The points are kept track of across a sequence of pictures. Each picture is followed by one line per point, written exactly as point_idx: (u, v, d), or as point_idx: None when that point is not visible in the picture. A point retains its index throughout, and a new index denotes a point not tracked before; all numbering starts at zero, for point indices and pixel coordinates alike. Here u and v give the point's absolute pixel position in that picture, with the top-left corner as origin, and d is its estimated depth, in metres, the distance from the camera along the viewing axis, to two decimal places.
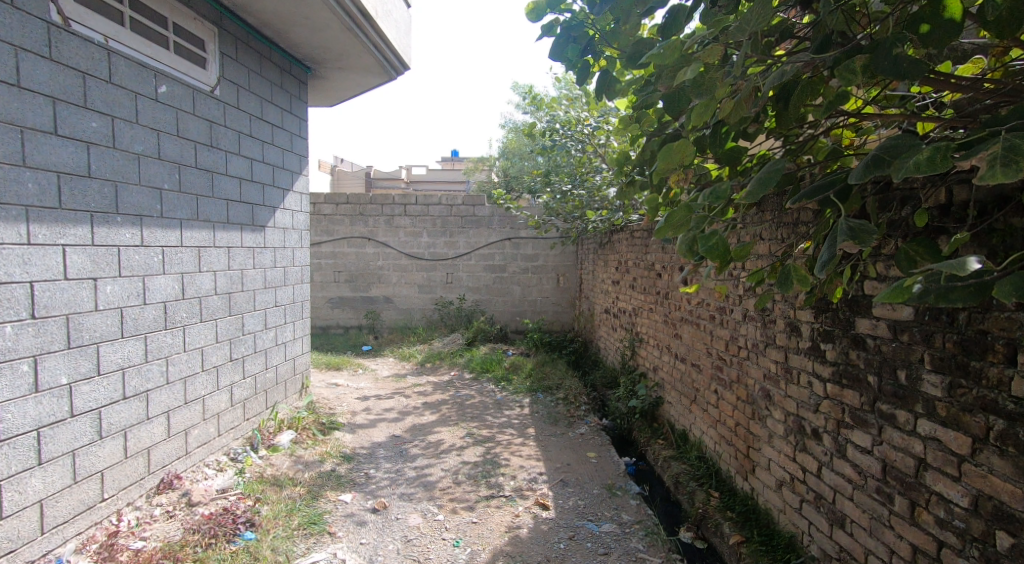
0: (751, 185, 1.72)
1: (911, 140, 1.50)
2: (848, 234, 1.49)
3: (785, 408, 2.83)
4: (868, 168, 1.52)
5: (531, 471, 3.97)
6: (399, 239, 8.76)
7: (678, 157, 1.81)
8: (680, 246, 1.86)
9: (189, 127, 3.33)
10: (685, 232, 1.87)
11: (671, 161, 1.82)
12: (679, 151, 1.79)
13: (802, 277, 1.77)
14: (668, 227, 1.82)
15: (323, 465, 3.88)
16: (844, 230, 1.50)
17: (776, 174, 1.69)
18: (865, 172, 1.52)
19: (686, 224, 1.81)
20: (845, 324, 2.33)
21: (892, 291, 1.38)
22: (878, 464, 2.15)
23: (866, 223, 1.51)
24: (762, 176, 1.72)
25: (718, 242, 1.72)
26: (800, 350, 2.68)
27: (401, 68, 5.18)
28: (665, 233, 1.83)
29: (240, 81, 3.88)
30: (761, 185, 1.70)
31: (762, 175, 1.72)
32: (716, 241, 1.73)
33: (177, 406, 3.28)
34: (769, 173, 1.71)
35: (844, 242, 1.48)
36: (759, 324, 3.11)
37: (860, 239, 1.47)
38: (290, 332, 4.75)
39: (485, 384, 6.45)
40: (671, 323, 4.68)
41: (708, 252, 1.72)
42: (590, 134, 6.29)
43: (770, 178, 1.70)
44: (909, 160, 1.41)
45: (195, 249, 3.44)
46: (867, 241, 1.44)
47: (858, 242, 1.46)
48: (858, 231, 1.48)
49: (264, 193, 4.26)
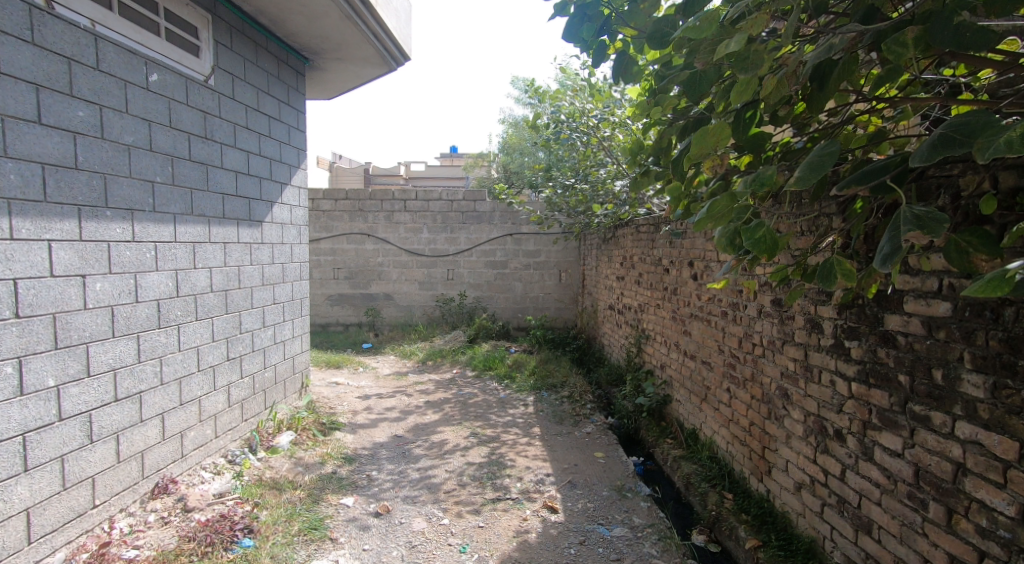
0: (799, 170, 1.61)
1: (988, 117, 1.39)
2: (915, 223, 1.39)
3: (805, 407, 2.72)
4: (936, 147, 1.40)
5: (538, 472, 3.86)
6: (399, 235, 8.64)
7: (712, 142, 1.70)
8: (719, 240, 1.74)
9: (181, 118, 3.22)
10: (724, 225, 1.75)
11: (704, 147, 1.71)
12: (714, 135, 1.69)
13: (850, 272, 1.68)
14: (709, 220, 1.70)
15: (324, 468, 3.76)
16: (911, 219, 1.40)
17: (829, 158, 1.57)
18: (933, 152, 1.40)
19: (727, 216, 1.69)
20: (872, 320, 2.22)
21: (987, 284, 1.25)
22: (910, 468, 2.04)
23: (934, 210, 1.40)
24: (811, 161, 1.61)
25: (765, 235, 1.62)
26: (821, 347, 2.57)
27: (401, 59, 5.06)
28: (705, 225, 1.71)
29: (235, 70, 3.76)
30: (812, 170, 1.58)
31: (810, 160, 1.61)
32: (763, 233, 1.62)
33: (172, 408, 3.17)
34: (820, 157, 1.59)
35: (912, 231, 1.38)
36: (776, 321, 3.00)
37: (930, 228, 1.36)
38: (288, 330, 4.63)
39: (488, 381, 6.35)
40: (679, 319, 4.57)
41: (755, 247, 1.62)
42: (594, 127, 6.16)
43: (825, 161, 1.58)
44: (996, 139, 1.30)
45: (189, 244, 3.32)
46: (940, 231, 1.34)
47: (928, 232, 1.35)
48: (926, 219, 1.38)
49: (261, 187, 4.14)
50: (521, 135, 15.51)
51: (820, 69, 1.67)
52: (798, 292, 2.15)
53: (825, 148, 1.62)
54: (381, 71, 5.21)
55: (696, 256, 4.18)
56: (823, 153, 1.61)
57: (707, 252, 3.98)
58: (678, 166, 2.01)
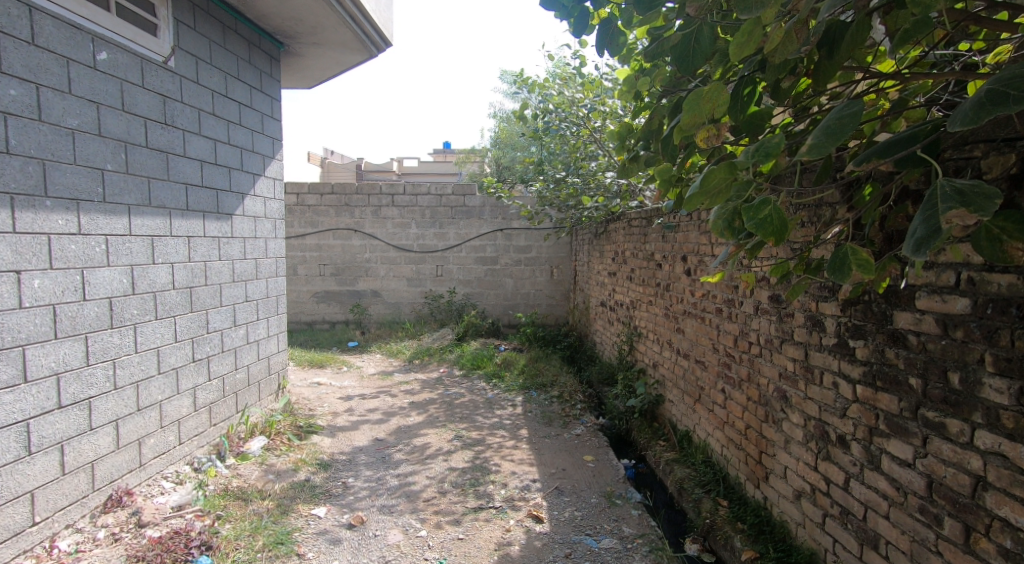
0: (814, 136, 1.41)
1: None
2: (957, 201, 1.21)
3: (805, 411, 2.53)
4: (983, 109, 1.21)
5: (524, 478, 3.67)
6: (386, 231, 8.42)
7: (707, 109, 1.54)
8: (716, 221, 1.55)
9: (136, 101, 3.02)
10: (722, 204, 1.56)
11: (699, 113, 1.54)
12: (709, 101, 1.52)
13: (867, 263, 1.50)
14: (703, 196, 1.48)
15: (297, 475, 3.55)
16: (952, 195, 1.22)
17: (851, 123, 1.37)
18: (981, 116, 1.21)
19: (725, 192, 1.49)
20: (880, 318, 2.03)
21: None
22: (922, 480, 1.84)
23: (979, 184, 1.22)
24: (827, 125, 1.42)
25: (771, 215, 1.45)
26: (823, 346, 2.38)
27: (382, 45, 4.85)
28: (698, 203, 1.49)
29: (199, 53, 3.56)
30: (828, 138, 1.39)
31: (828, 123, 1.42)
32: (767, 213, 1.45)
33: (129, 413, 2.96)
34: (838, 121, 1.40)
35: (953, 210, 1.20)
36: (773, 318, 2.82)
37: (976, 206, 1.18)
38: (263, 329, 4.42)
39: (476, 381, 6.15)
40: (672, 316, 4.38)
41: (758, 229, 1.44)
42: (584, 117, 5.95)
43: (845, 125, 1.38)
44: None
45: (146, 238, 3.10)
46: (991, 208, 1.15)
47: (976, 210, 1.17)
48: (971, 196, 1.20)
49: (230, 178, 3.92)
50: (513, 129, 15.29)
51: (829, 33, 1.51)
52: (800, 287, 1.97)
53: (847, 109, 1.43)
54: (361, 58, 5.00)
55: (690, 250, 3.99)
56: (842, 115, 1.41)
57: (700, 247, 3.80)
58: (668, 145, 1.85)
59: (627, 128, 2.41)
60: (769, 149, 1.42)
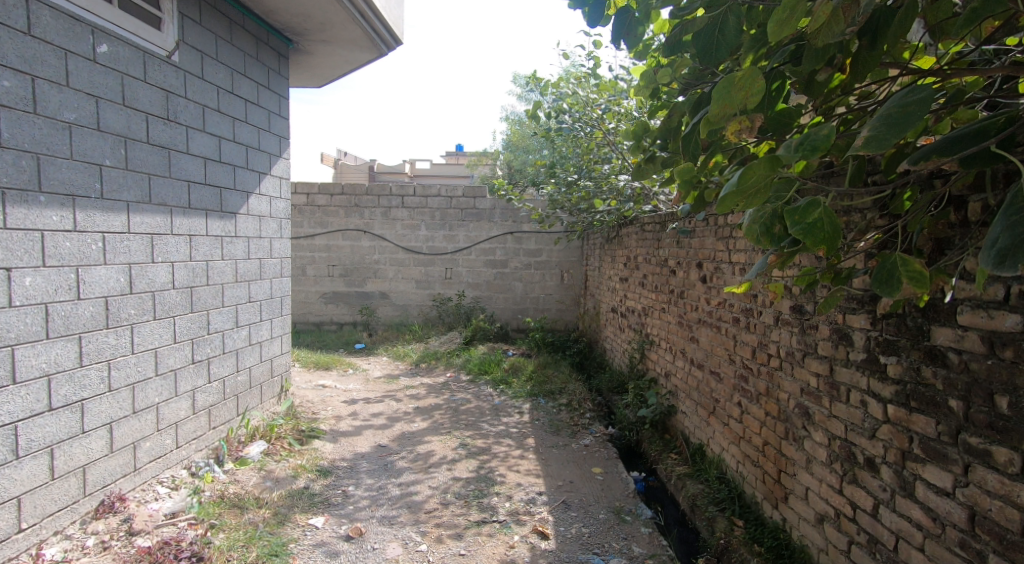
0: (872, 127, 1.29)
1: None
2: None
3: (829, 429, 2.38)
4: None
5: (530, 490, 3.54)
6: (395, 232, 8.33)
7: (739, 97, 1.42)
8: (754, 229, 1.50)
9: (137, 96, 2.93)
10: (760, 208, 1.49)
11: (731, 104, 1.42)
12: (742, 89, 1.40)
13: (919, 275, 1.34)
14: (740, 195, 1.30)
15: (295, 482, 3.45)
16: None
17: (919, 112, 1.24)
18: None
19: (765, 191, 1.30)
20: (915, 334, 1.89)
21: None
22: (963, 511, 1.70)
23: None
24: (889, 114, 1.29)
25: (820, 219, 1.31)
26: (850, 362, 2.24)
27: (393, 44, 4.76)
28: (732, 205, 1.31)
29: (205, 48, 3.48)
30: (891, 130, 1.25)
31: (888, 113, 1.29)
32: (816, 216, 1.31)
33: (124, 416, 2.87)
34: (899, 110, 1.27)
35: None
36: (795, 330, 2.68)
37: None
38: (266, 330, 4.33)
39: (483, 386, 6.03)
40: (686, 325, 4.24)
41: (806, 234, 1.31)
42: (597, 118, 5.82)
43: (912, 114, 1.24)
44: None
45: (145, 236, 3.01)
46: None
47: None
48: None
49: (235, 176, 3.83)
50: (526, 132, 15.18)
51: (875, 20, 1.39)
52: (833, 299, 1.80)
53: (913, 94, 1.29)
54: (371, 56, 4.91)
55: (705, 257, 3.85)
56: (905, 103, 1.28)
57: (717, 253, 3.66)
58: (690, 142, 1.74)
59: (644, 127, 2.28)
60: (818, 142, 1.29)
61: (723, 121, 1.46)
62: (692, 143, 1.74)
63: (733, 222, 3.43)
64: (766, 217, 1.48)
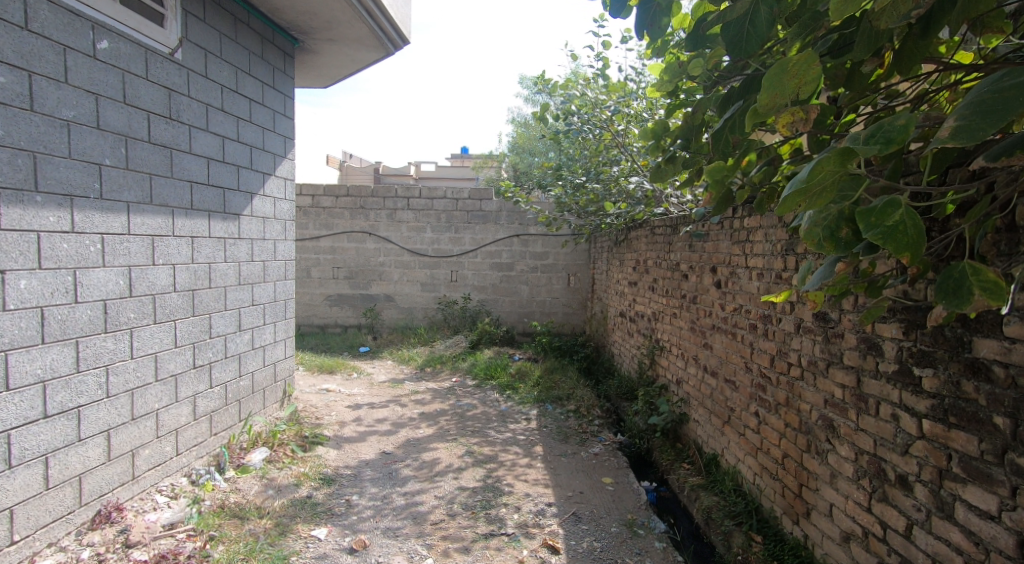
0: (961, 116, 1.17)
1: None
2: None
3: (856, 443, 2.28)
4: None
5: (538, 501, 3.43)
6: (401, 235, 8.25)
7: (791, 86, 1.33)
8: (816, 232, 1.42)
9: (138, 93, 2.85)
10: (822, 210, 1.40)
11: (783, 95, 1.34)
12: (795, 75, 1.31)
13: (993, 286, 1.22)
14: (804, 195, 1.23)
15: (298, 491, 3.35)
16: None
17: (1015, 98, 1.11)
18: None
19: (832, 192, 1.23)
20: (954, 346, 1.79)
21: None
22: (1010, 536, 1.60)
23: None
24: (978, 102, 1.17)
25: (902, 221, 1.22)
26: (880, 373, 2.14)
27: (400, 43, 4.68)
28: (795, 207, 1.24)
29: (209, 45, 3.40)
30: (983, 119, 1.14)
31: (978, 100, 1.17)
32: (897, 219, 1.23)
33: (122, 423, 2.78)
34: (988, 96, 1.16)
35: None
36: (818, 338, 2.57)
37: None
38: (270, 333, 4.24)
39: (489, 392, 5.93)
40: (698, 330, 4.14)
41: (886, 238, 1.22)
42: (606, 120, 5.70)
43: (1011, 99, 1.12)
44: None
45: (146, 237, 2.93)
46: None
47: None
48: None
49: (238, 177, 3.75)
50: (532, 134, 15.09)
51: (934, 8, 1.29)
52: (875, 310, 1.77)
53: (1009, 78, 1.17)
54: (378, 55, 4.84)
55: (720, 261, 3.74)
56: (999, 88, 1.16)
57: (732, 258, 3.55)
58: (719, 140, 1.68)
59: (664, 126, 2.19)
60: (893, 133, 1.19)
61: (773, 112, 1.38)
62: (721, 142, 1.67)
63: (749, 225, 3.33)
64: (831, 219, 1.41)
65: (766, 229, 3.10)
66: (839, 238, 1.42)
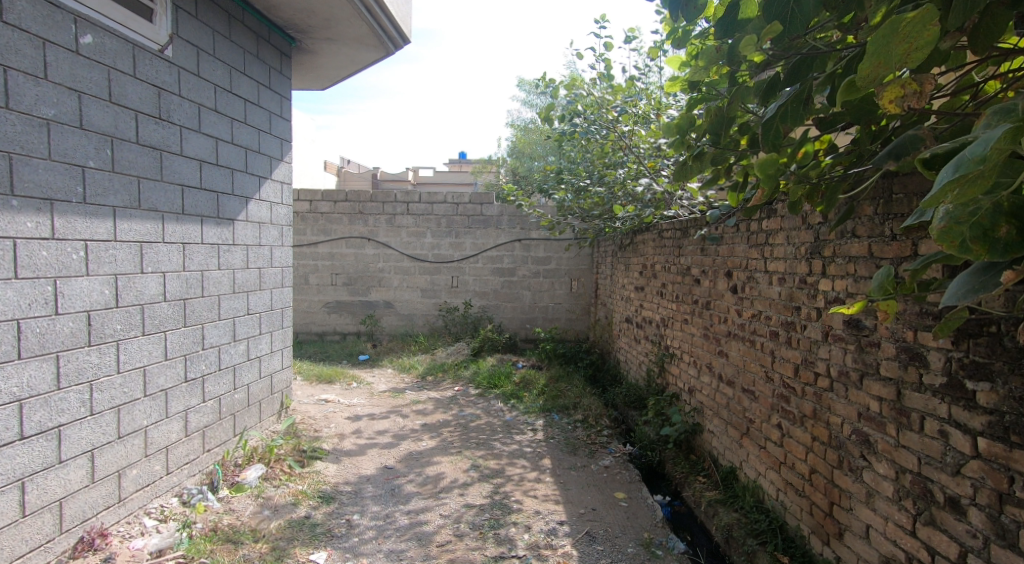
0: None
1: None
2: None
3: (897, 461, 2.12)
4: None
5: (550, 519, 3.27)
6: (401, 240, 8.09)
7: (898, 53, 1.20)
8: (962, 231, 1.15)
9: (126, 92, 2.69)
10: (967, 203, 1.13)
11: (888, 65, 1.22)
12: (904, 40, 1.18)
13: None
14: (968, 182, 1.04)
15: (296, 511, 3.18)
16: None
17: None
18: None
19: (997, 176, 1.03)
20: (1017, 358, 1.65)
21: None
22: None
23: None
24: None
25: None
26: (925, 386, 1.98)
27: (401, 42, 4.54)
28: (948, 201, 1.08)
29: (201, 42, 3.24)
30: None
31: None
32: None
33: (108, 442, 2.60)
34: None
35: None
36: (849, 348, 2.42)
37: None
38: (266, 344, 4.07)
39: (493, 401, 5.77)
40: (712, 337, 3.98)
41: None
42: (612, 121, 5.51)
43: None
44: None
45: (134, 244, 2.76)
46: None
47: None
48: None
49: (233, 180, 3.59)
50: (531, 138, 14.95)
51: None
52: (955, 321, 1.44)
53: None
54: (378, 55, 4.69)
55: (735, 265, 3.59)
56: None
57: (750, 262, 3.40)
58: (769, 131, 1.65)
59: (689, 121, 2.04)
60: None
61: (873, 82, 1.25)
62: (771, 133, 1.64)
63: (768, 228, 3.17)
64: (984, 215, 1.12)
65: (788, 231, 2.95)
66: (993, 238, 1.13)
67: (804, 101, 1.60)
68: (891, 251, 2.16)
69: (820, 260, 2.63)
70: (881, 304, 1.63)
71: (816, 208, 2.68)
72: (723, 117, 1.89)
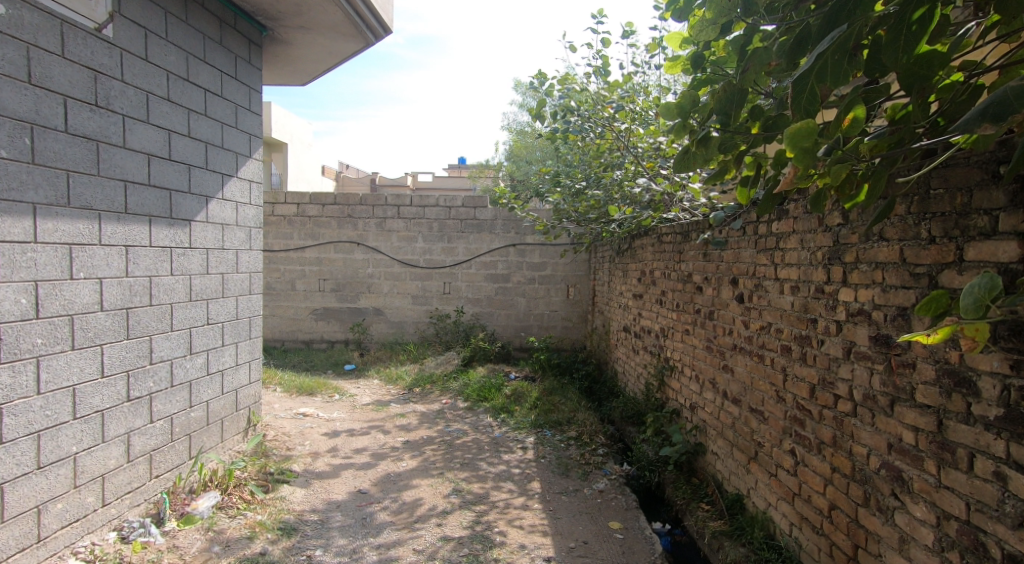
0: None
1: None
2: None
3: (937, 505, 1.79)
4: None
5: (535, 556, 2.94)
6: (391, 245, 7.77)
7: None
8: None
9: (49, 72, 2.37)
10: None
11: None
12: None
13: None
14: None
15: (250, 547, 2.84)
16: None
17: None
18: None
19: None
20: None
21: None
22: None
23: None
24: None
25: None
26: (975, 418, 1.65)
27: (381, 32, 4.22)
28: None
29: (149, 23, 2.91)
30: None
31: None
32: None
33: (23, 474, 2.31)
34: None
35: None
36: (876, 367, 2.09)
37: None
38: (230, 356, 3.73)
39: (482, 415, 5.42)
40: (716, 350, 3.65)
41: None
42: (607, 118, 5.13)
43: None
44: None
45: (60, 246, 2.45)
46: None
47: None
48: None
49: (189, 177, 3.26)
50: (530, 142, 14.63)
51: None
52: None
53: None
54: (357, 47, 4.38)
55: (741, 272, 3.26)
56: None
57: (757, 268, 3.06)
58: (803, 92, 1.34)
59: (692, 99, 1.71)
60: None
61: None
62: (805, 96, 1.34)
63: (778, 231, 2.84)
64: None
65: (802, 234, 2.62)
66: None
67: (847, 51, 1.26)
68: (929, 256, 1.83)
69: (842, 265, 2.30)
70: (968, 329, 1.31)
71: (836, 207, 2.36)
72: (736, 92, 1.61)
